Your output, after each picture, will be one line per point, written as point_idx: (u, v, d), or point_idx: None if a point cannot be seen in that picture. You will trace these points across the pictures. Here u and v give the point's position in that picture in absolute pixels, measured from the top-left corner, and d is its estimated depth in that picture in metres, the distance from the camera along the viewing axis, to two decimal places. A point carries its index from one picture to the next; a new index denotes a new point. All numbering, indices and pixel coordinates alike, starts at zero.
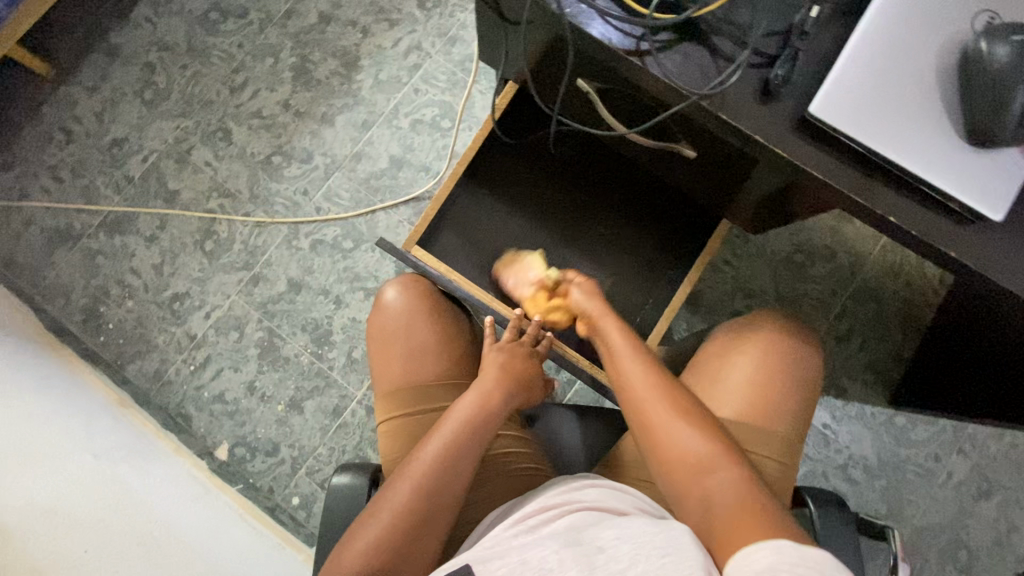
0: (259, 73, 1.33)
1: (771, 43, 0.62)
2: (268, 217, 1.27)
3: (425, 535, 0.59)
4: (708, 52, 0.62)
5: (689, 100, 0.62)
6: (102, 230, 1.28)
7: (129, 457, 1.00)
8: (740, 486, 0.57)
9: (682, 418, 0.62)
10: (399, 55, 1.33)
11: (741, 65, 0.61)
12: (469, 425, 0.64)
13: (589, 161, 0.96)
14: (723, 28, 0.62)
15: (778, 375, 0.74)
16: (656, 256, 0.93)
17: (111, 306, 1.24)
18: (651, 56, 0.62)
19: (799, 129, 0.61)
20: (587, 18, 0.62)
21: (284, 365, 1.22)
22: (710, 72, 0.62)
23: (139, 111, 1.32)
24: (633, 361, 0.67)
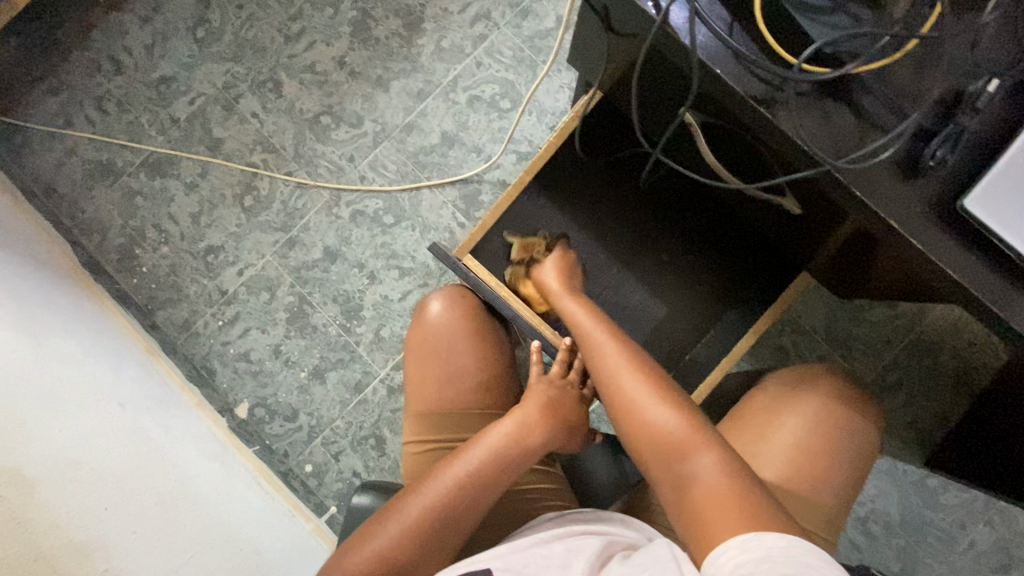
0: (317, 23, 1.26)
1: (932, 115, 0.57)
2: (311, 179, 1.23)
3: (429, 557, 0.58)
4: (851, 116, 0.58)
5: (822, 167, 0.57)
6: (144, 170, 1.25)
7: (153, 409, 1.01)
8: (721, 461, 0.56)
9: (653, 392, 0.62)
10: (465, 22, 1.24)
11: (897, 137, 0.56)
12: (500, 456, 0.62)
13: (659, 183, 0.91)
14: (874, 90, 0.58)
15: (832, 440, 0.69)
16: (715, 293, 0.90)
17: (146, 250, 1.23)
18: (787, 111, 0.57)
19: (933, 214, 0.56)
20: (724, 60, 0.58)
21: (311, 333, 1.20)
22: (850, 138, 0.57)
23: (190, 49, 1.27)
24: (606, 339, 0.68)
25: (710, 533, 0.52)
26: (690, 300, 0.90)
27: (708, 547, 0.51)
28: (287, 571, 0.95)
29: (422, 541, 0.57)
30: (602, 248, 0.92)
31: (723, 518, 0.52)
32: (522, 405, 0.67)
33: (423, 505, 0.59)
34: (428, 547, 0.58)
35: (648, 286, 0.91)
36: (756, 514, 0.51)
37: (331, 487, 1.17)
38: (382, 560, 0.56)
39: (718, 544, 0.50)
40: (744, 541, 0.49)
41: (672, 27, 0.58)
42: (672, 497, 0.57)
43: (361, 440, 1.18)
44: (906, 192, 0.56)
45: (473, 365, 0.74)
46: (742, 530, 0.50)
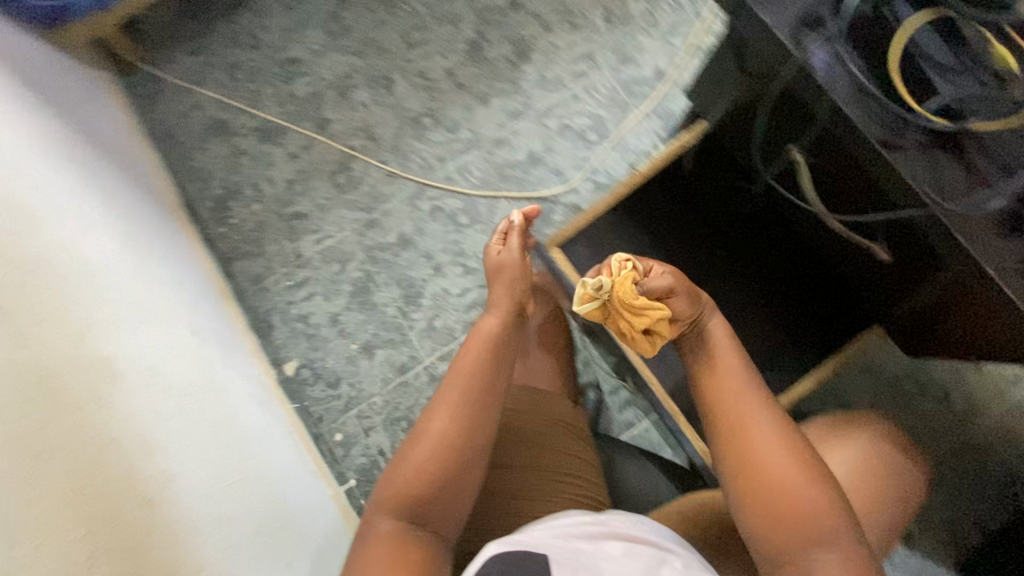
0: (437, 36, 1.39)
1: None
2: (401, 170, 1.33)
3: (458, 470, 0.63)
4: (962, 168, 0.62)
5: (926, 209, 0.62)
6: (255, 134, 1.37)
7: (219, 344, 1.08)
8: (833, 517, 0.59)
9: (784, 437, 0.64)
10: (570, 58, 1.35)
11: (1004, 195, 0.60)
12: (489, 370, 0.71)
13: (748, 214, 0.98)
14: (989, 149, 0.62)
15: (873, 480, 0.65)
16: (787, 325, 0.94)
17: (240, 204, 1.34)
18: (905, 152, 0.62)
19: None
20: (851, 98, 0.64)
21: (370, 309, 1.27)
22: (959, 188, 0.62)
23: (321, 39, 1.41)
24: (741, 379, 0.69)
25: None
26: (761, 326, 0.94)
27: None
28: (304, 527, 0.98)
29: (458, 454, 0.64)
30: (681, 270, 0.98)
31: None
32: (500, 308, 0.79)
33: (451, 424, 0.65)
34: (452, 466, 0.63)
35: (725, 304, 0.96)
36: None
37: (355, 460, 1.20)
38: (423, 468, 0.62)
39: None
40: None
41: (812, 64, 0.65)
42: (772, 539, 0.60)
43: (394, 420, 1.22)
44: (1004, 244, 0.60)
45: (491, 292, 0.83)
46: None
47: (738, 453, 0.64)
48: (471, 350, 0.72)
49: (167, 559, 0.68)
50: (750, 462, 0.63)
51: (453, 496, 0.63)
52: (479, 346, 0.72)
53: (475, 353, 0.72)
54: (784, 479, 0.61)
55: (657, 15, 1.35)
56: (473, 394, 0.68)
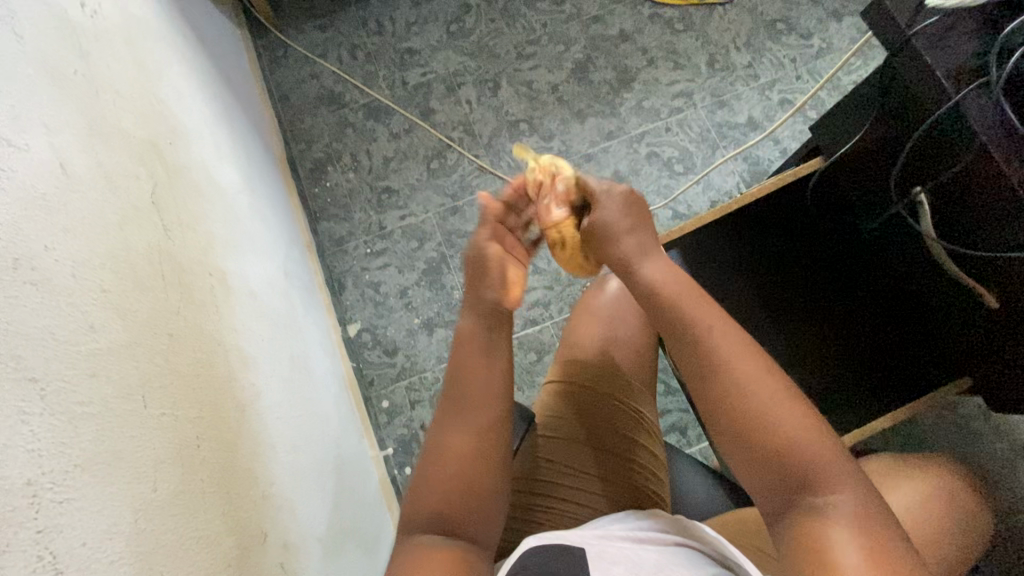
0: (548, 53, 1.48)
1: None
2: (492, 166, 1.40)
3: (466, 493, 0.63)
4: None
5: None
6: (363, 110, 1.47)
7: (300, 289, 1.14)
8: (836, 458, 0.55)
9: (765, 378, 0.59)
10: (669, 94, 1.43)
11: None
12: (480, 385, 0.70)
13: (851, 260, 0.99)
14: None
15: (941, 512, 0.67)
16: (854, 373, 0.93)
17: (336, 170, 1.42)
18: None
19: None
20: (1002, 145, 0.60)
21: (438, 289, 1.32)
22: None
23: (440, 37, 1.52)
24: (713, 319, 0.63)
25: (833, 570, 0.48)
26: (834, 368, 0.94)
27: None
28: (348, 478, 1.00)
29: (467, 477, 0.64)
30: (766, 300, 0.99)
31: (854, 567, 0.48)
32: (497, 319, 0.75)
33: (454, 445, 0.66)
34: (462, 481, 0.64)
35: (801, 338, 0.97)
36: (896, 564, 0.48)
37: (397, 430, 1.23)
38: (437, 492, 0.63)
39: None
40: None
41: (964, 108, 0.62)
42: (783, 490, 0.55)
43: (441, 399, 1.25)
44: None
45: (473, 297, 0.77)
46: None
47: (724, 405, 0.59)
48: (463, 365, 0.71)
49: (249, 465, 0.71)
50: (737, 416, 0.58)
51: (469, 516, 0.63)
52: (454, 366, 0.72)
53: (452, 378, 0.71)
54: (779, 427, 0.56)
55: (758, 69, 1.42)
56: (460, 412, 0.69)
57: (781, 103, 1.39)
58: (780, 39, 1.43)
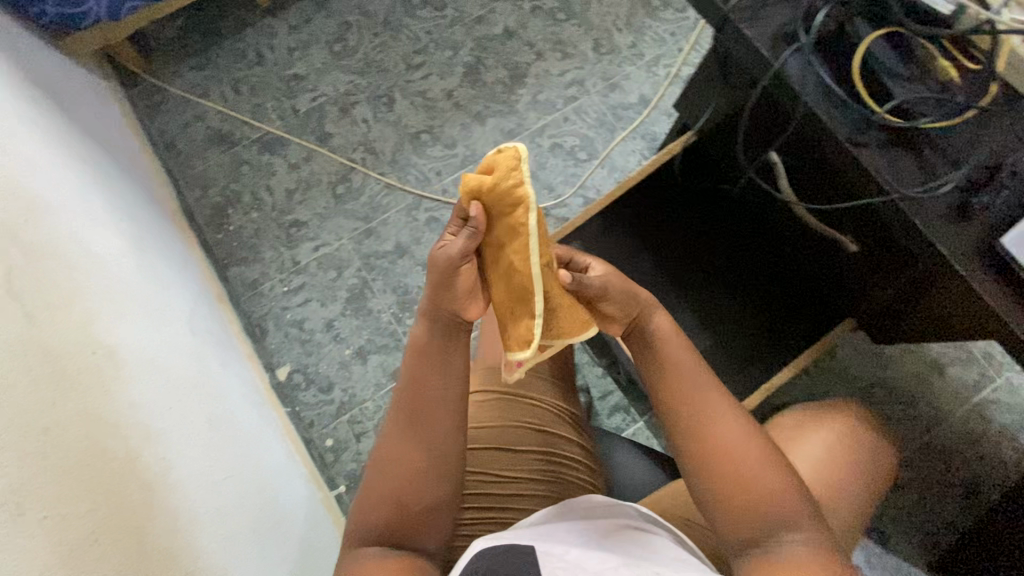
0: (437, 60, 1.47)
1: (981, 172, 0.62)
2: (399, 182, 1.38)
3: (421, 515, 0.62)
4: (913, 158, 0.63)
5: (889, 195, 0.62)
6: (256, 145, 1.42)
7: (214, 344, 1.10)
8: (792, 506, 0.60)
9: (747, 430, 0.60)
10: (562, 84, 1.44)
11: (950, 181, 0.61)
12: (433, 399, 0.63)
13: (745, 223, 1.02)
14: (941, 146, 0.63)
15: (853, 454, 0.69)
16: (771, 325, 0.96)
17: (238, 212, 1.37)
18: (870, 148, 0.63)
19: (985, 251, 0.59)
20: (825, 103, 0.65)
21: (365, 315, 1.29)
22: (916, 175, 0.62)
23: (324, 58, 1.48)
24: (703, 372, 0.63)
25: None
26: (751, 326, 0.97)
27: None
28: (294, 530, 0.97)
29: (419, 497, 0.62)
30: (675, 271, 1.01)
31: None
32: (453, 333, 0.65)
33: (406, 462, 0.62)
34: (421, 504, 0.62)
35: (719, 304, 0.98)
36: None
37: (345, 466, 1.20)
38: (391, 509, 0.62)
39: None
40: None
41: (786, 73, 0.67)
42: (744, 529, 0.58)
43: None
44: (962, 232, 0.60)
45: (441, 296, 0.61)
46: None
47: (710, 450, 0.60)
48: (414, 380, 0.64)
49: (164, 546, 0.67)
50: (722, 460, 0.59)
51: (422, 533, 0.62)
52: (422, 380, 0.63)
53: (418, 396, 0.63)
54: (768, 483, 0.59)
55: (642, 47, 1.46)
56: (429, 440, 0.63)
57: (667, 77, 1.43)
58: (657, 16, 1.48)
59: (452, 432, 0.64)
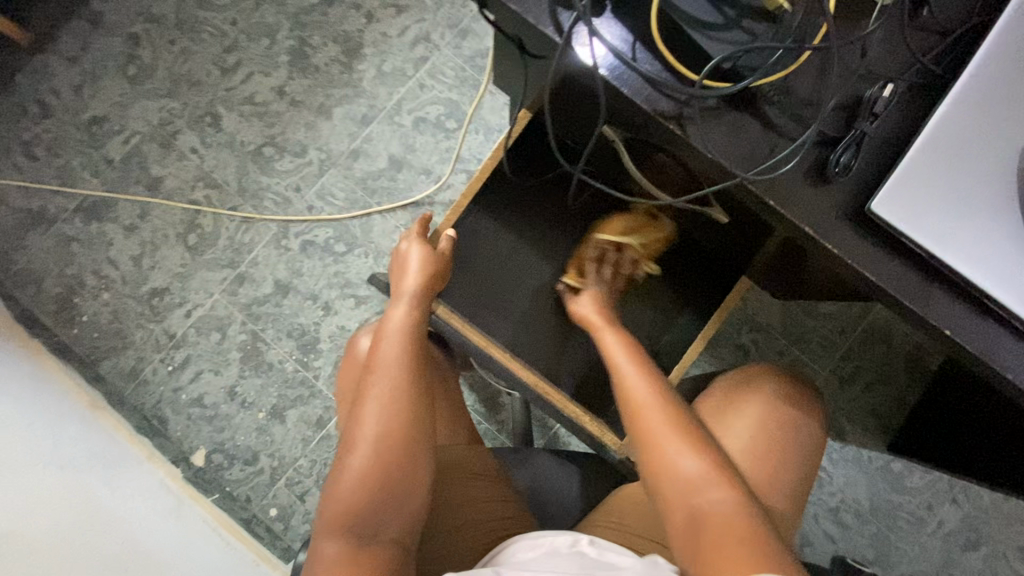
0: (254, 54, 1.24)
1: (835, 119, 0.51)
2: (257, 212, 1.20)
3: (395, 482, 0.57)
4: (755, 123, 0.51)
5: (733, 179, 0.51)
6: (79, 215, 1.20)
7: (95, 467, 0.96)
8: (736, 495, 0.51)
9: (713, 475, 0.52)
10: (405, 45, 1.24)
11: (800, 144, 0.50)
12: (401, 356, 0.63)
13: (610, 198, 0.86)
14: (779, 98, 0.51)
15: (780, 438, 0.68)
16: (662, 312, 0.85)
17: (86, 298, 1.18)
18: (694, 124, 0.51)
19: (850, 218, 0.50)
20: (627, 81, 0.51)
21: (267, 371, 1.16)
22: (757, 147, 0.51)
23: (122, 88, 1.24)
24: (663, 405, 0.58)
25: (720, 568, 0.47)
26: (639, 318, 0.85)
27: None
28: None
29: (392, 458, 0.57)
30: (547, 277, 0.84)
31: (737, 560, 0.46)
32: (417, 295, 0.70)
33: (377, 423, 0.58)
34: (392, 517, 0.57)
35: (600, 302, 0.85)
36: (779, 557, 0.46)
37: (299, 530, 1.13)
38: (359, 480, 0.56)
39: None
40: None
41: (573, 53, 0.52)
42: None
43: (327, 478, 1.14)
44: (818, 200, 0.51)
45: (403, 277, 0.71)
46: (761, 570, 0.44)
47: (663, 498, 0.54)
48: (380, 339, 0.65)
49: None
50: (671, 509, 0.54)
51: (392, 507, 0.57)
52: (394, 386, 0.60)
53: (393, 403, 0.59)
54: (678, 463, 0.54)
55: None
56: (407, 450, 0.58)
57: None
58: None
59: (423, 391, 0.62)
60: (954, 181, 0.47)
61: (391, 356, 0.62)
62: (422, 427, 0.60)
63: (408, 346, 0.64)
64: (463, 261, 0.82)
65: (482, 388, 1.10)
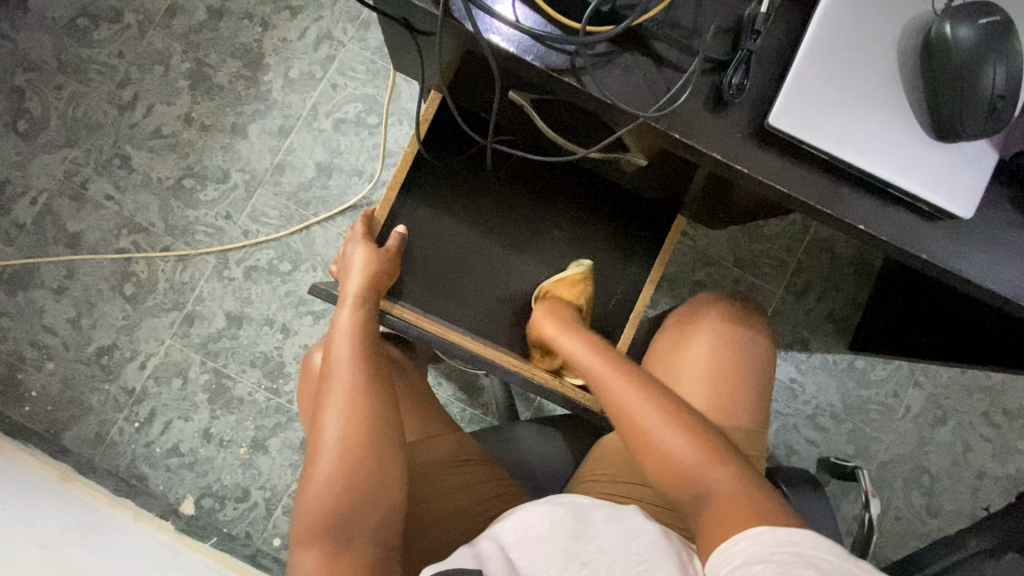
0: (150, 84, 1.17)
1: (721, 43, 0.52)
2: (191, 248, 1.15)
3: (370, 485, 0.57)
4: (649, 61, 0.52)
5: (639, 121, 0.52)
6: (1, 288, 1.13)
7: (80, 539, 0.91)
8: (725, 471, 0.53)
9: (694, 440, 0.55)
10: (308, 47, 1.19)
11: (692, 74, 0.51)
12: (355, 363, 0.62)
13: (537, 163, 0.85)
14: (670, 33, 0.52)
15: (737, 356, 0.71)
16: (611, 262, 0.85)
17: (30, 372, 1.12)
18: (588, 73, 0.51)
19: (756, 136, 0.52)
20: (516, 41, 0.51)
21: (239, 406, 1.14)
22: (654, 84, 0.52)
23: (15, 146, 1.16)
24: (647, 395, 0.58)
25: (718, 534, 0.49)
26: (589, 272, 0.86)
27: (718, 545, 0.48)
28: None
29: (362, 461, 0.57)
30: (491, 253, 0.84)
31: (730, 523, 0.49)
32: (366, 296, 0.69)
33: (340, 429, 0.58)
34: (370, 522, 0.56)
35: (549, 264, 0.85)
36: (764, 512, 0.49)
37: None
38: (332, 489, 0.56)
39: (727, 541, 0.48)
40: (755, 535, 0.46)
41: (458, 19, 0.51)
42: (703, 537, 0.50)
43: None
44: (723, 125, 0.52)
45: (348, 281, 0.70)
46: (752, 525, 0.47)
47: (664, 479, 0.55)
48: (333, 347, 0.64)
49: None
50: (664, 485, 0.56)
51: (369, 511, 0.56)
52: (352, 390, 0.60)
53: (354, 406, 0.59)
54: (671, 445, 0.55)
55: None
56: (375, 450, 0.58)
57: None
58: None
59: (385, 393, 0.61)
60: (840, 83, 0.50)
61: (349, 361, 0.62)
62: (389, 427, 0.60)
63: (361, 351, 0.63)
64: (409, 257, 0.81)
65: (457, 376, 1.11)
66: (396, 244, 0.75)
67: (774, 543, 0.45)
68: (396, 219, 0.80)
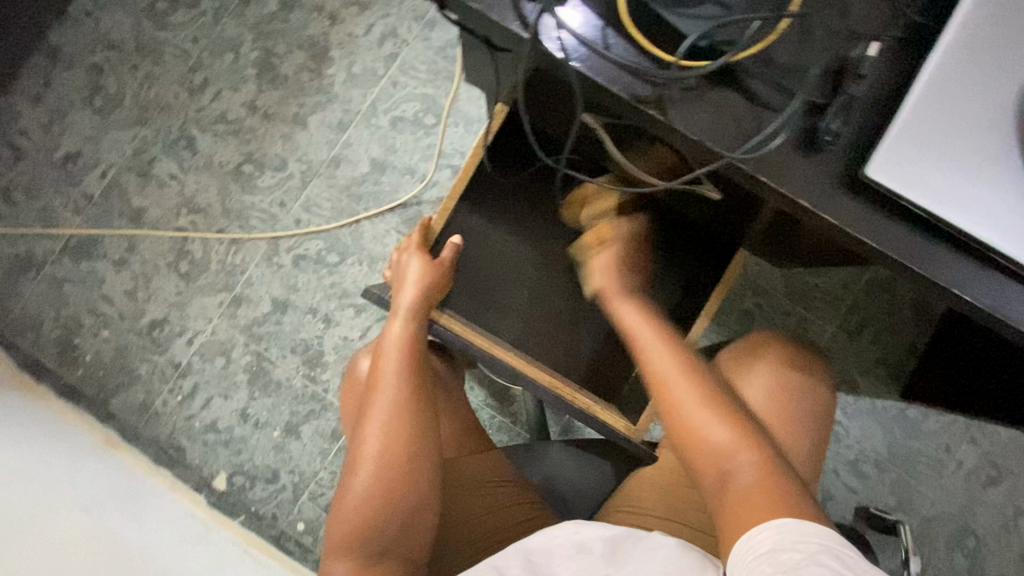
0: (220, 70, 1.21)
1: (821, 85, 0.51)
2: (245, 233, 1.18)
3: (404, 500, 0.57)
4: (742, 99, 0.51)
5: (724, 160, 0.51)
6: (67, 255, 1.19)
7: (119, 504, 0.95)
8: (762, 465, 0.51)
9: (733, 427, 0.54)
10: (373, 44, 1.20)
11: (786, 115, 0.50)
12: (400, 375, 0.62)
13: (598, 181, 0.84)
14: (764, 71, 0.51)
15: (793, 405, 0.68)
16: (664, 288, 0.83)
17: (86, 337, 1.18)
18: (676, 108, 0.51)
19: (843, 185, 0.51)
20: (608, 70, 0.51)
21: (276, 390, 1.16)
22: (744, 123, 0.51)
23: (91, 121, 1.21)
24: (687, 372, 0.58)
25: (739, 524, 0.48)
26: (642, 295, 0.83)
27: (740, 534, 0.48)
28: None
29: (400, 475, 0.57)
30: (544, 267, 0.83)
31: (755, 511, 0.48)
32: (416, 308, 0.69)
33: (381, 441, 0.58)
34: (403, 536, 0.56)
35: None
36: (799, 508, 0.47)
37: None
38: (369, 500, 0.56)
39: (749, 530, 0.47)
40: (780, 526, 0.46)
41: (550, 46, 0.51)
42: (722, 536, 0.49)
43: None
44: (811, 170, 0.51)
45: (400, 292, 0.70)
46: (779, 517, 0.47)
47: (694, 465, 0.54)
48: (381, 357, 0.64)
49: None
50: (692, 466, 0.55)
51: (402, 525, 0.56)
52: (395, 403, 0.60)
53: (396, 420, 0.59)
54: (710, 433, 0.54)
55: None
56: (413, 465, 0.58)
57: None
58: None
59: (427, 408, 0.61)
60: (947, 139, 0.47)
61: (396, 372, 0.62)
62: (428, 444, 0.59)
63: (407, 363, 0.63)
64: (461, 267, 0.81)
65: (492, 384, 1.10)
66: (451, 256, 0.75)
67: (796, 534, 0.45)
68: (451, 229, 0.80)
